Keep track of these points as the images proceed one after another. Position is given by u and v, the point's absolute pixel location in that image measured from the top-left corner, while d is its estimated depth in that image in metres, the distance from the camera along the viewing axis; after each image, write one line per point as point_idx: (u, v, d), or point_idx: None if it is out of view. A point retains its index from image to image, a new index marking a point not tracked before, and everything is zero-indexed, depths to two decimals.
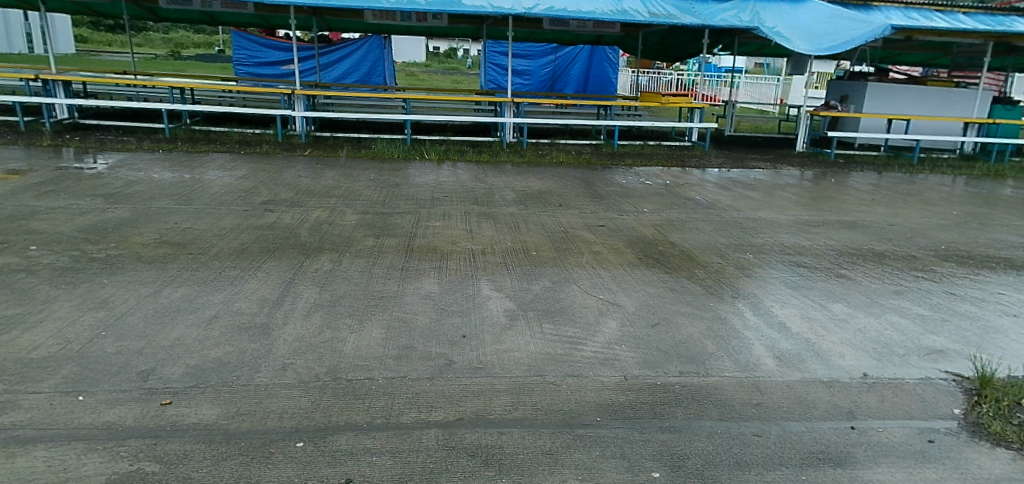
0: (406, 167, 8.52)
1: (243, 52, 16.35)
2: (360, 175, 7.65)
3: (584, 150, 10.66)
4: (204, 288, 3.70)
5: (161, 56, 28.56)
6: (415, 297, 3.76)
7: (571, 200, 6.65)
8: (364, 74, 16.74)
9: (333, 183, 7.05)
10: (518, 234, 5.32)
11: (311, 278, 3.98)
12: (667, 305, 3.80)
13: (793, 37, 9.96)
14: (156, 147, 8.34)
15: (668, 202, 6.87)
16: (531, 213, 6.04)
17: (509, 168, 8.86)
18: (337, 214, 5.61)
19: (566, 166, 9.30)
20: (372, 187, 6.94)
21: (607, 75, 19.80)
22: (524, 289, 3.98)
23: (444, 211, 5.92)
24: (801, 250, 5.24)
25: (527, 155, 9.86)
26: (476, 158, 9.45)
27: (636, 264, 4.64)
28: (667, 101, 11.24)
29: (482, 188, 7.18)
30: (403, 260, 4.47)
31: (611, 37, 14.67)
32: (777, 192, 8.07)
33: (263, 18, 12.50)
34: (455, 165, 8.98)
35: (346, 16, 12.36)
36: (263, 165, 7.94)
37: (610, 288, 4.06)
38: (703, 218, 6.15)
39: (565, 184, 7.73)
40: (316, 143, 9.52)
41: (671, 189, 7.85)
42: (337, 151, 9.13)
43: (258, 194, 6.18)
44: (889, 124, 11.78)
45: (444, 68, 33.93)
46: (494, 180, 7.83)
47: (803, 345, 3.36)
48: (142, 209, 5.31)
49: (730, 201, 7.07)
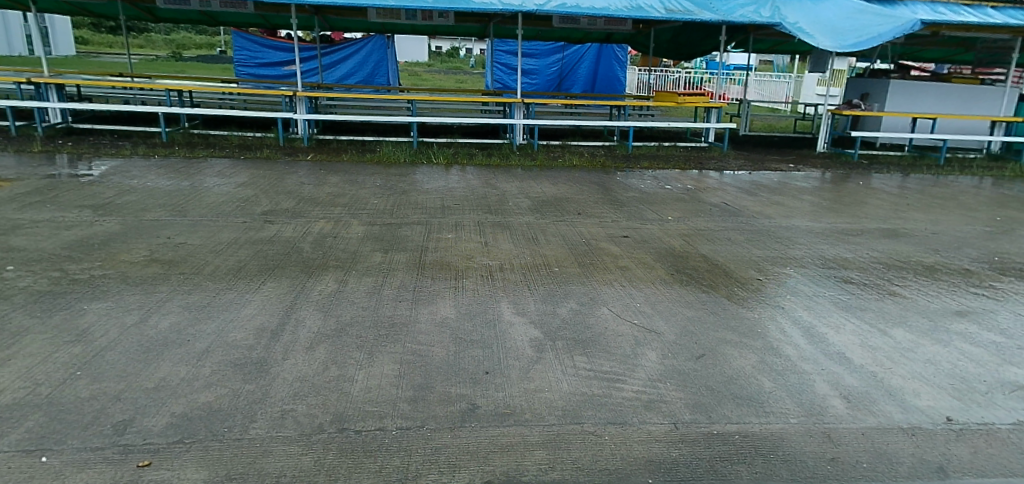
0: (414, 171, 8.15)
1: (244, 53, 16.00)
2: (365, 181, 7.28)
3: (597, 151, 10.26)
4: (194, 315, 3.33)
5: (163, 58, 28.28)
6: (430, 325, 3.38)
7: (590, 208, 6.27)
8: (368, 75, 16.38)
9: (337, 191, 6.68)
10: (537, 247, 4.94)
11: (314, 302, 3.60)
12: (711, 331, 3.42)
13: (817, 34, 9.54)
14: (152, 152, 7.99)
15: (692, 208, 6.48)
16: (549, 222, 5.66)
17: (520, 172, 8.48)
18: (342, 226, 5.24)
19: (579, 169, 8.92)
20: (379, 195, 6.58)
21: (615, 73, 19.39)
22: (550, 313, 3.60)
23: (456, 221, 5.55)
24: (844, 264, 4.84)
25: (539, 158, 9.47)
26: (486, 162, 9.07)
27: (669, 282, 4.25)
28: (683, 101, 10.83)
29: (495, 195, 6.80)
30: (414, 279, 4.09)
31: (621, 34, 14.28)
32: (803, 196, 7.66)
33: (264, 18, 12.16)
34: (464, 169, 8.60)
35: (350, 15, 12.00)
36: (264, 171, 7.58)
37: (644, 311, 3.68)
38: (732, 227, 5.75)
39: (581, 189, 7.33)
40: (319, 147, 9.16)
41: (691, 193, 7.46)
42: (341, 156, 8.76)
43: (258, 203, 5.82)
44: (914, 123, 11.34)
45: (448, 67, 33.52)
46: (507, 185, 7.44)
47: (871, 382, 2.98)
48: (132, 222, 4.95)
49: (758, 207, 6.68)
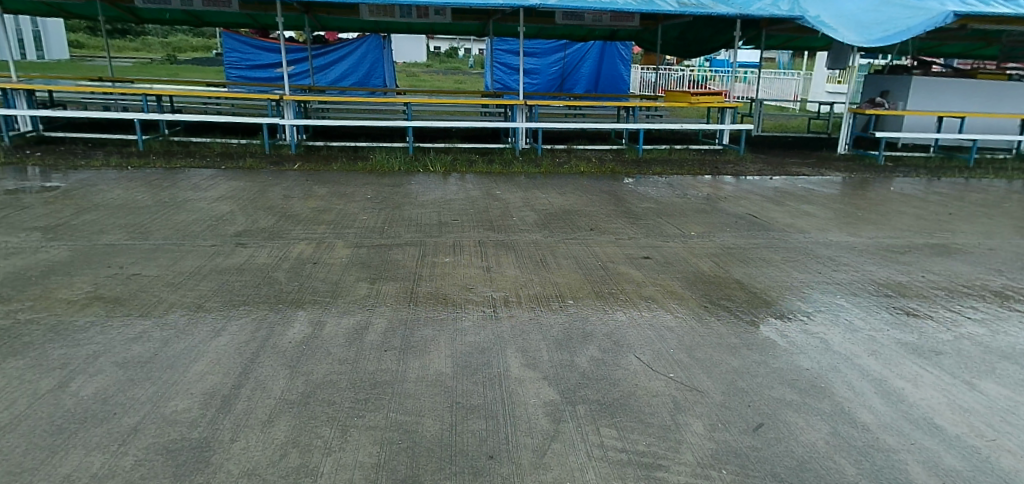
0: (409, 180, 7.55)
1: (234, 55, 15.39)
2: (355, 192, 6.67)
3: (605, 156, 9.66)
4: (130, 376, 2.70)
5: (156, 61, 27.69)
6: (420, 384, 2.75)
7: (603, 222, 5.64)
8: (363, 76, 15.76)
9: (323, 205, 6.06)
10: (547, 272, 4.31)
11: (281, 354, 2.97)
12: (765, 390, 2.80)
13: (841, 27, 8.80)
14: (125, 162, 7.39)
15: (716, 221, 5.86)
16: (559, 241, 5.03)
17: (523, 180, 7.87)
18: (325, 249, 4.62)
19: (587, 176, 8.30)
20: (369, 209, 5.96)
21: (620, 72, 18.75)
22: (566, 363, 2.97)
23: (454, 241, 4.92)
24: (901, 290, 4.21)
25: (543, 164, 8.85)
26: (487, 169, 8.45)
27: (704, 316, 3.62)
28: (697, 101, 10.17)
29: (497, 207, 6.18)
30: (404, 317, 3.46)
31: (627, 31, 13.67)
32: (833, 205, 7.04)
33: (252, 17, 11.58)
34: (463, 178, 7.99)
35: (342, 12, 11.42)
36: (247, 182, 6.96)
37: (681, 361, 3.05)
38: (764, 245, 5.13)
39: (591, 199, 6.71)
40: (307, 154, 8.57)
41: (711, 202, 6.85)
42: (331, 164, 8.15)
43: (232, 222, 5.20)
44: (941, 122, 10.69)
45: (446, 67, 32.94)
46: (510, 196, 6.83)
47: (977, 463, 2.35)
48: (83, 248, 4.32)
49: (787, 219, 6.06)
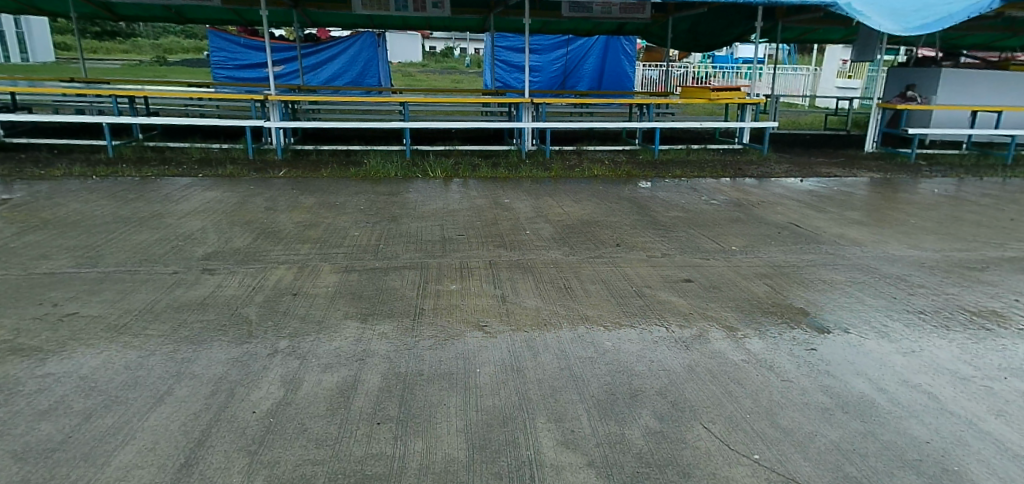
0: (406, 188, 6.85)
1: (221, 55, 14.66)
2: (347, 203, 5.96)
3: (618, 158, 8.97)
4: (27, 474, 1.98)
5: (146, 63, 26.92)
6: (425, 479, 2.03)
7: (629, 235, 4.95)
8: (357, 75, 15.05)
9: (310, 218, 5.36)
10: (574, 301, 3.60)
11: (240, 432, 2.25)
12: (885, 480, 2.09)
13: (875, 15, 8.06)
14: (92, 172, 6.69)
15: (756, 232, 5.16)
16: (581, 261, 4.32)
17: (532, 186, 7.19)
18: (310, 275, 3.91)
19: (600, 180, 7.61)
20: (362, 223, 5.25)
21: (624, 69, 18.02)
22: (616, 441, 2.25)
23: (460, 262, 4.22)
24: (1000, 320, 3.49)
25: (553, 167, 8.14)
26: (492, 174, 7.76)
27: (776, 362, 2.92)
28: (717, 97, 9.39)
29: (506, 220, 5.49)
30: (402, 370, 2.75)
31: (634, 24, 13.01)
32: (878, 209, 6.35)
33: (237, 13, 10.91)
34: (466, 184, 7.29)
35: (334, 7, 10.73)
36: (225, 192, 6.25)
37: (764, 433, 2.33)
38: (820, 261, 4.42)
39: (611, 208, 6.01)
40: (293, 160, 7.92)
41: (742, 208, 6.18)
42: (320, 170, 7.46)
43: (201, 242, 4.49)
44: (976, 117, 9.98)
45: (443, 66, 32.21)
46: (521, 205, 6.13)
47: None
48: (15, 278, 3.61)
49: (835, 229, 5.35)
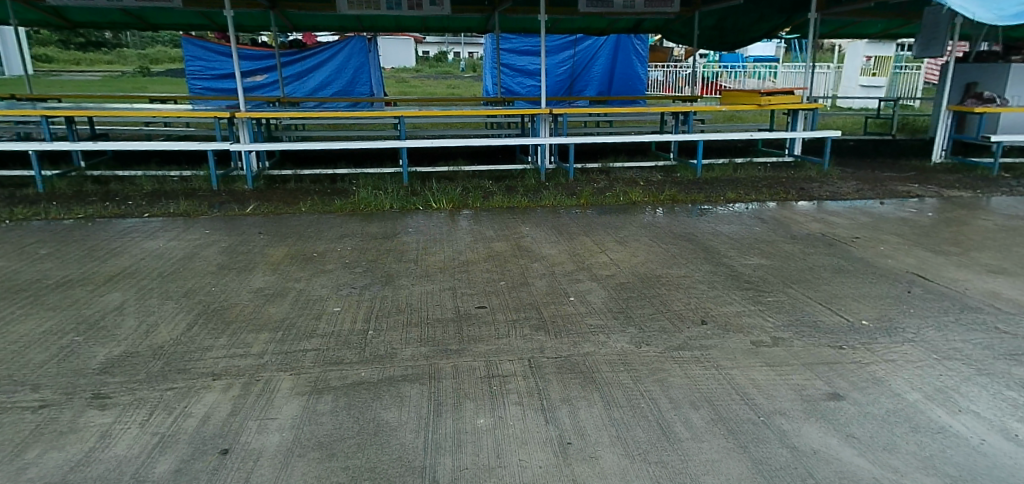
0: (405, 226, 5.52)
1: (197, 64, 13.33)
2: (328, 255, 4.63)
3: (652, 177, 7.75)
4: None
5: (128, 74, 25.58)
6: None
7: (713, 304, 3.61)
8: (346, 84, 13.75)
9: (276, 282, 4.02)
10: (679, 451, 2.22)
11: None
12: None
13: (967, 4, 6.75)
14: (11, 215, 5.37)
15: (878, 294, 3.82)
16: (663, 356, 2.95)
17: (557, 219, 5.88)
18: (257, 400, 2.55)
19: (639, 208, 6.30)
20: (345, 288, 3.92)
21: (636, 70, 16.71)
22: None
23: (486, 367, 2.85)
24: None
25: (580, 192, 6.83)
26: (507, 203, 6.46)
27: None
28: (768, 102, 8.05)
29: (537, 278, 4.15)
30: None
31: (653, 20, 11.74)
32: (1005, 244, 5.00)
33: (206, 16, 9.62)
34: (477, 218, 5.98)
35: (316, 7, 9.45)
36: (172, 238, 4.93)
37: None
38: (1005, 350, 3.06)
39: (669, 252, 4.67)
40: (268, 191, 6.62)
41: (832, 247, 4.85)
42: (299, 205, 6.15)
43: (109, 334, 3.15)
44: None
45: (438, 72, 30.87)
46: (552, 250, 4.80)
47: None
48: None
49: (979, 283, 4.01)
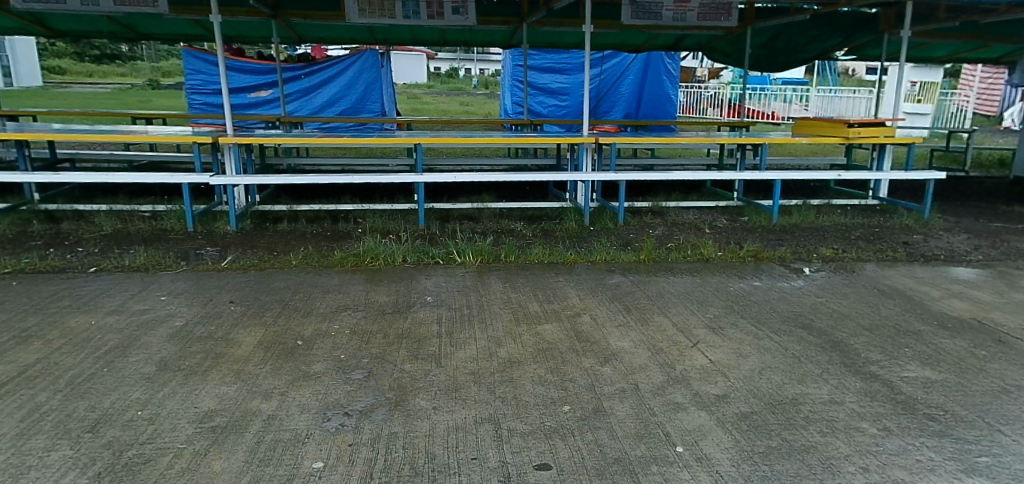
0: (421, 292, 4.27)
1: (198, 78, 12.27)
2: (317, 344, 3.36)
3: (717, 221, 6.47)
4: None
5: (137, 87, 24.83)
6: None
7: (909, 476, 2.30)
8: (355, 102, 12.69)
9: (235, 400, 2.76)
10: None
11: None
12: None
13: None
14: None
15: None
16: None
17: (614, 283, 4.61)
18: None
19: (714, 269, 5.03)
20: (336, 416, 2.64)
21: (667, 91, 15.49)
22: None
23: None
24: None
25: (635, 243, 5.57)
26: (548, 255, 5.20)
27: None
28: (858, 136, 6.69)
29: (615, 399, 2.85)
30: None
31: (699, 36, 10.53)
32: None
33: (198, 22, 8.56)
34: (513, 278, 4.72)
35: (324, 15, 8.32)
36: (111, 312, 3.70)
37: None
38: None
39: (789, 355, 3.36)
40: (254, 237, 5.43)
41: (1007, 346, 3.54)
42: (289, 257, 4.92)
43: None
44: None
45: (452, 89, 29.98)
46: (624, 341, 3.50)
47: None
48: None
49: None
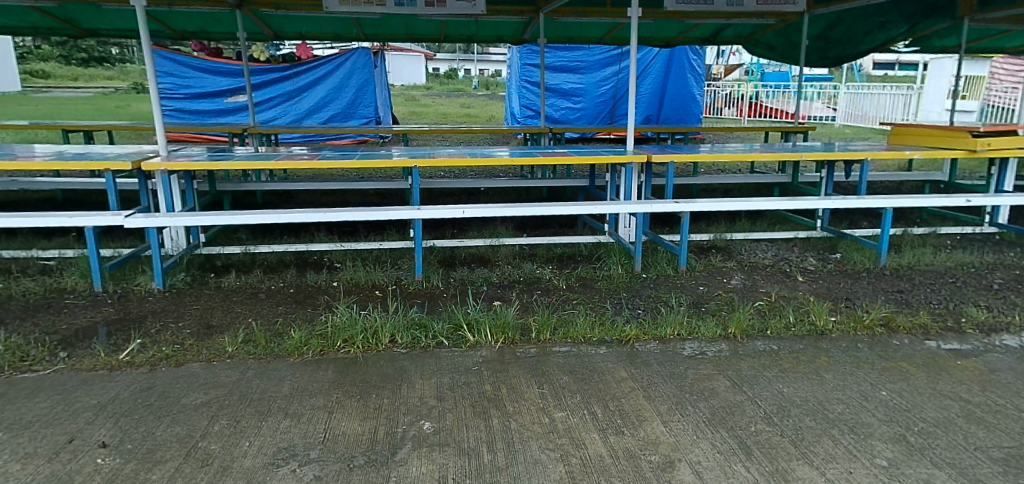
0: (415, 409, 2.79)
1: (168, 81, 10.80)
2: None
3: (805, 262, 4.98)
4: None
5: (123, 91, 23.54)
6: None
7: None
8: (346, 108, 11.23)
9: None
10: None
11: None
12: None
13: None
14: None
15: None
16: None
17: (702, 379, 3.12)
18: None
19: (832, 347, 3.53)
20: None
21: (693, 91, 13.95)
22: None
23: None
24: None
25: (710, 304, 4.07)
26: (593, 327, 3.69)
27: None
28: (989, 151, 5.13)
29: None
30: None
31: (744, 26, 9.01)
32: None
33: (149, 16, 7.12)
34: (550, 369, 3.22)
35: (298, 6, 6.86)
36: None
37: None
38: None
39: None
40: (185, 302, 3.95)
41: None
42: (225, 338, 3.44)
43: None
44: None
45: (453, 90, 28.59)
46: None
47: None
48: None
49: None
